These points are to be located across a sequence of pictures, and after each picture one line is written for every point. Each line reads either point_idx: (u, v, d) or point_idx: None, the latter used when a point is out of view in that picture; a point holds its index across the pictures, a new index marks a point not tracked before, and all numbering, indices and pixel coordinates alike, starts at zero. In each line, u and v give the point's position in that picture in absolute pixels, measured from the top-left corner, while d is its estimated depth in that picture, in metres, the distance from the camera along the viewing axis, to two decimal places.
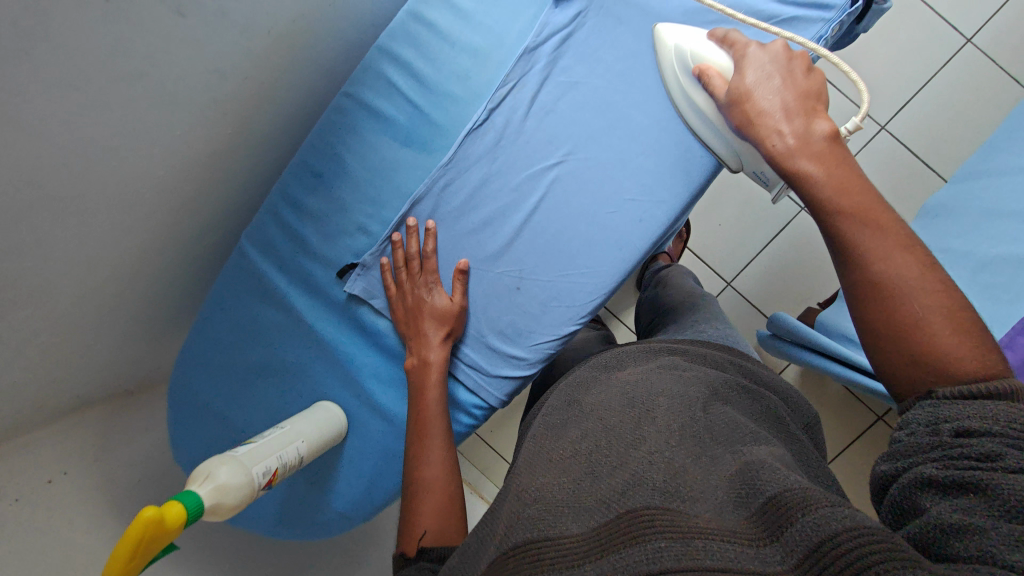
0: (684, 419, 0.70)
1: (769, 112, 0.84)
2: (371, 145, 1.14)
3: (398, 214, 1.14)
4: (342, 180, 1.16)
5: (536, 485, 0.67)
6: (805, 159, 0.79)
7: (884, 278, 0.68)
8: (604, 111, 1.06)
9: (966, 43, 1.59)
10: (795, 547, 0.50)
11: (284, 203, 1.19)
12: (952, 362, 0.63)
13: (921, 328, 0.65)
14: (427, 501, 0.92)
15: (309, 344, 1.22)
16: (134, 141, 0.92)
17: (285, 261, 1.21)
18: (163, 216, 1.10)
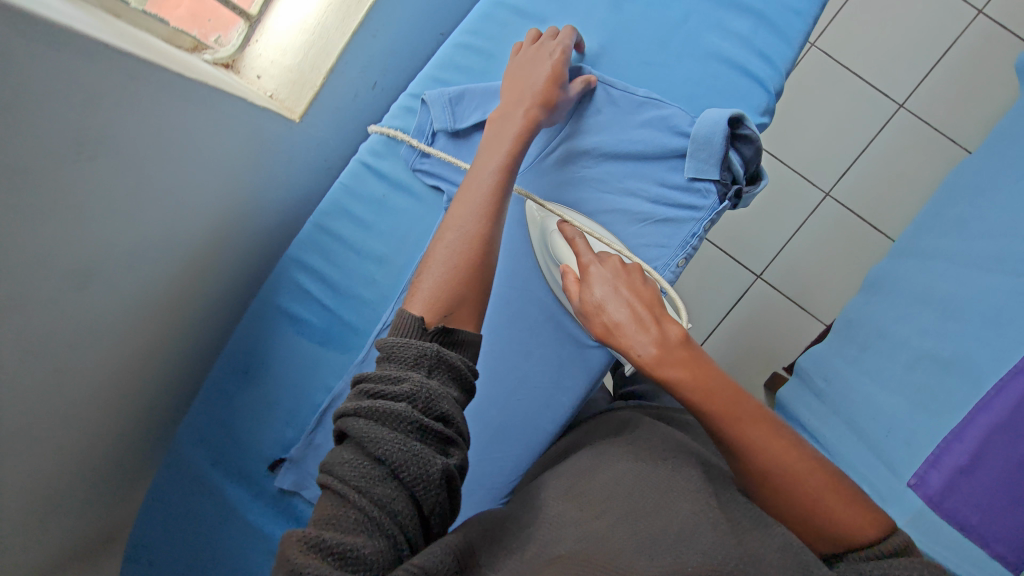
0: (714, 480, 0.54)
1: (619, 322, 0.58)
2: (279, 343, 0.78)
3: (320, 406, 0.76)
4: (268, 370, 0.78)
5: (565, 512, 0.53)
6: (674, 363, 0.55)
7: (758, 464, 0.52)
8: (515, 287, 0.75)
9: (899, 108, 1.45)
10: None
11: (211, 396, 0.78)
12: (851, 528, 0.49)
13: (814, 504, 0.51)
14: (440, 270, 0.58)
15: (256, 552, 0.76)
16: (75, 352, 0.58)
17: (223, 454, 0.78)
18: (86, 443, 0.67)
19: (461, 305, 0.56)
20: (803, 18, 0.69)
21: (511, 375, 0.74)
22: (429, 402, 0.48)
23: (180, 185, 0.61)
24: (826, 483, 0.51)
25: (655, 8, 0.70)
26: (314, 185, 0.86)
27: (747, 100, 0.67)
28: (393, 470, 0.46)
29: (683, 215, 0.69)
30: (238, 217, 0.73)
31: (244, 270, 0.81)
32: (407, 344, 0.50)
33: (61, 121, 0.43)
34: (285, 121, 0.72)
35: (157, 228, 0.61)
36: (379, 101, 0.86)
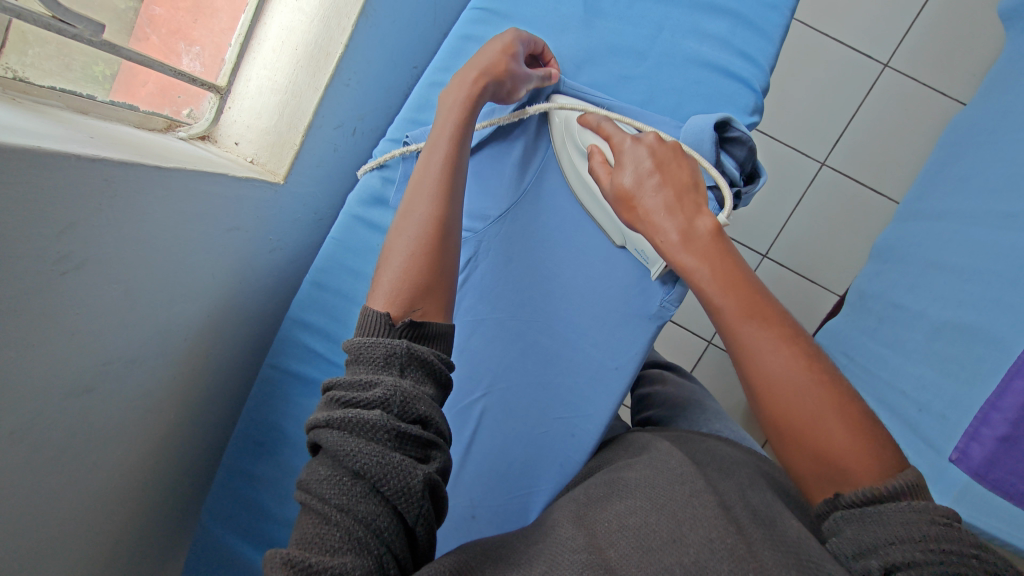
0: (737, 503, 0.50)
1: (648, 206, 0.58)
2: (294, 407, 0.77)
3: None
4: (285, 436, 0.77)
5: (572, 535, 0.50)
6: (694, 249, 0.56)
7: (764, 369, 0.49)
8: (524, 319, 0.73)
9: (884, 68, 1.42)
10: None
11: (230, 469, 0.77)
12: (848, 456, 0.45)
13: (808, 426, 0.47)
14: (402, 256, 0.57)
15: None
16: (83, 450, 0.58)
17: (249, 524, 0.77)
18: (114, 533, 0.67)
19: (430, 289, 0.56)
20: (779, 10, 0.67)
21: (532, 412, 0.72)
22: (403, 405, 0.46)
23: (168, 271, 0.60)
24: (835, 404, 0.47)
25: (628, 22, 0.69)
26: (308, 238, 0.85)
27: (734, 102, 0.66)
28: (372, 484, 0.44)
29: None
30: (235, 287, 0.73)
31: (248, 336, 0.80)
32: (380, 340, 0.50)
33: (36, 243, 0.42)
34: (270, 186, 0.71)
35: (152, 313, 0.60)
36: (361, 145, 0.85)
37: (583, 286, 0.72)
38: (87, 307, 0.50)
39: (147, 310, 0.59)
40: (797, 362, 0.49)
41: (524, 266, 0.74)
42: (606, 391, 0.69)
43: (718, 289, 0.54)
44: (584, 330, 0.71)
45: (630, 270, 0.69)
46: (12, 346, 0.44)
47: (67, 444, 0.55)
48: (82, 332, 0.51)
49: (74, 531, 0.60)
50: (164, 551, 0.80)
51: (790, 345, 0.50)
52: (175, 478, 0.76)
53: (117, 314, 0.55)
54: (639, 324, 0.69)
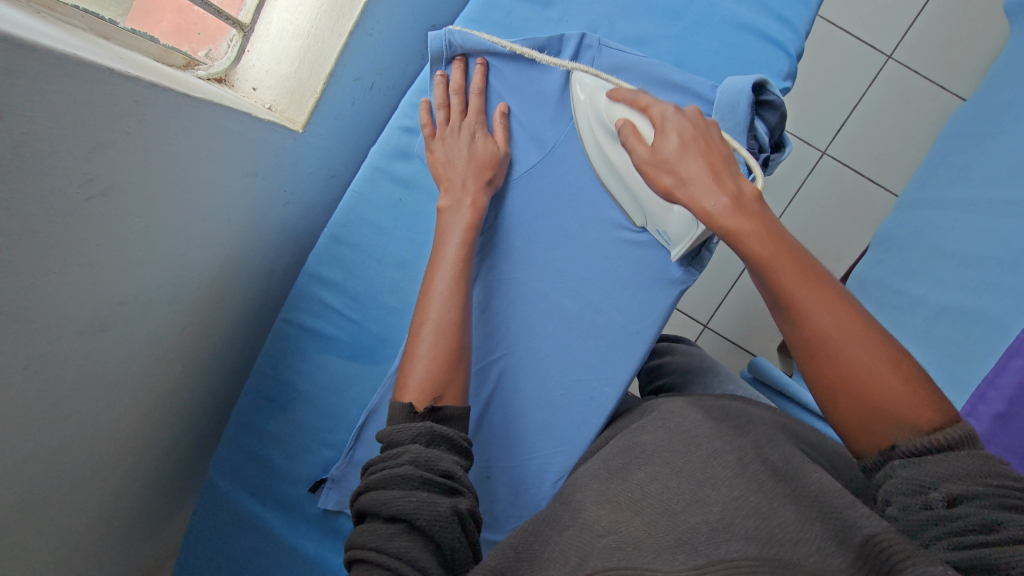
0: (756, 459, 0.46)
1: (695, 172, 0.56)
2: (308, 364, 0.78)
3: (356, 422, 0.76)
4: (298, 396, 0.78)
5: (599, 516, 0.43)
6: (744, 214, 0.54)
7: (815, 329, 0.50)
8: (548, 279, 0.73)
9: (889, 60, 1.43)
10: (951, 538, 0.39)
11: (240, 428, 0.78)
12: (904, 408, 0.46)
13: (862, 383, 0.48)
14: (428, 347, 0.59)
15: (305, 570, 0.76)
16: (96, 393, 0.56)
17: (259, 483, 0.78)
18: (118, 484, 0.65)
19: (450, 376, 0.58)
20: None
21: (552, 374, 0.72)
22: (426, 457, 0.49)
23: (184, 214, 0.57)
24: (890, 357, 0.48)
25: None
26: (321, 196, 0.83)
27: (769, 66, 0.68)
28: (408, 525, 0.45)
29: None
30: (247, 241, 0.71)
31: (258, 294, 0.79)
32: (402, 430, 0.52)
33: (63, 163, 0.40)
34: (288, 134, 0.69)
35: (170, 259, 0.58)
36: (379, 102, 0.83)
37: (606, 247, 0.72)
38: (113, 238, 0.49)
39: (165, 251, 0.57)
40: (850, 316, 0.50)
41: (549, 226, 0.73)
42: (627, 354, 0.70)
43: (772, 251, 0.53)
44: (607, 293, 0.71)
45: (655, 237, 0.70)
46: (34, 272, 0.42)
47: (84, 385, 0.54)
48: (107, 264, 0.50)
49: (83, 480, 0.59)
50: (166, 507, 0.80)
51: (835, 306, 0.50)
52: (181, 434, 0.75)
53: (135, 253, 0.53)
54: (661, 289, 0.70)
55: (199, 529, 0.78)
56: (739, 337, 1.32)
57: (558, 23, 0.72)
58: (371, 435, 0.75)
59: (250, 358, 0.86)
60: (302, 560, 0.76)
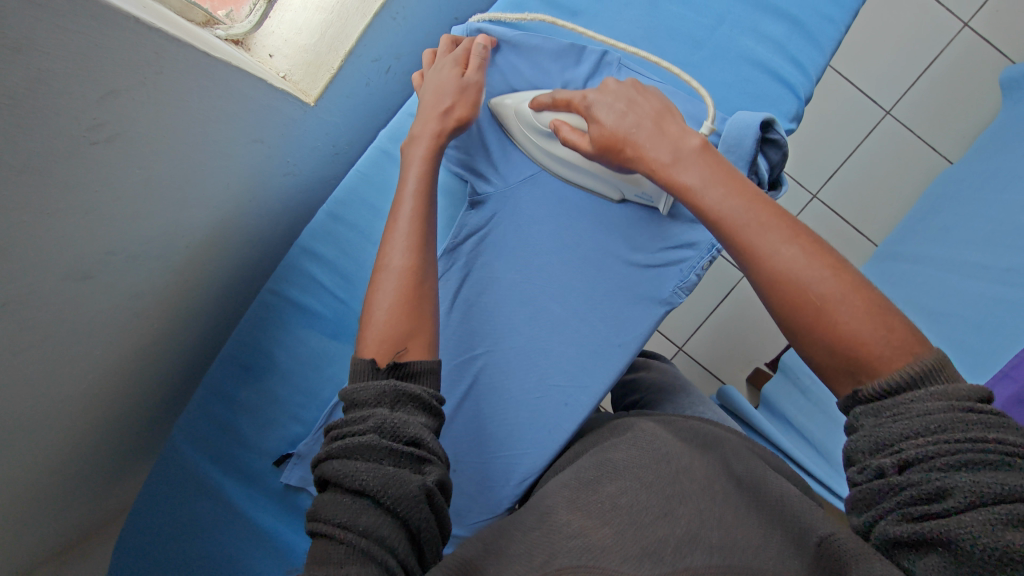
0: (722, 479, 0.48)
1: (640, 140, 0.59)
2: (289, 339, 0.78)
3: (330, 401, 0.77)
4: (274, 368, 0.78)
5: (567, 520, 0.44)
6: (689, 169, 0.56)
7: (772, 268, 0.49)
8: (538, 283, 0.74)
9: (887, 116, 1.47)
10: (903, 506, 0.38)
11: (211, 394, 0.77)
12: (866, 339, 0.44)
13: (821, 318, 0.46)
14: (388, 293, 0.58)
15: (259, 542, 0.75)
16: (72, 339, 0.55)
17: (222, 450, 0.77)
18: (79, 434, 0.64)
19: (414, 326, 0.57)
20: (834, 25, 0.72)
21: (529, 376, 0.73)
22: (395, 425, 0.48)
23: (185, 171, 0.57)
24: (843, 285, 0.46)
25: (692, 7, 0.72)
26: (323, 172, 0.82)
27: (778, 106, 0.70)
28: (372, 498, 0.44)
29: (698, 235, 0.71)
30: (243, 207, 0.70)
31: (246, 262, 0.78)
32: (363, 388, 0.51)
33: (73, 105, 0.40)
34: (300, 105, 0.68)
35: (164, 213, 0.58)
36: (394, 87, 0.83)
37: (598, 260, 0.74)
38: (115, 185, 0.49)
39: (162, 206, 0.57)
40: (796, 255, 0.48)
41: (545, 233, 0.75)
42: (606, 366, 0.72)
43: (731, 208, 0.53)
44: (593, 303, 0.73)
45: (646, 256, 0.73)
46: (28, 210, 0.41)
47: (62, 329, 0.53)
48: (105, 210, 0.50)
49: (45, 425, 0.58)
50: (123, 464, 0.79)
51: (790, 242, 0.49)
52: (149, 393, 0.74)
53: (131, 203, 0.52)
54: (647, 305, 0.72)
55: (154, 490, 0.76)
56: (711, 364, 1.34)
57: (582, 34, 0.74)
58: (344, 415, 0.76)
59: (229, 325, 0.85)
60: (257, 533, 0.75)
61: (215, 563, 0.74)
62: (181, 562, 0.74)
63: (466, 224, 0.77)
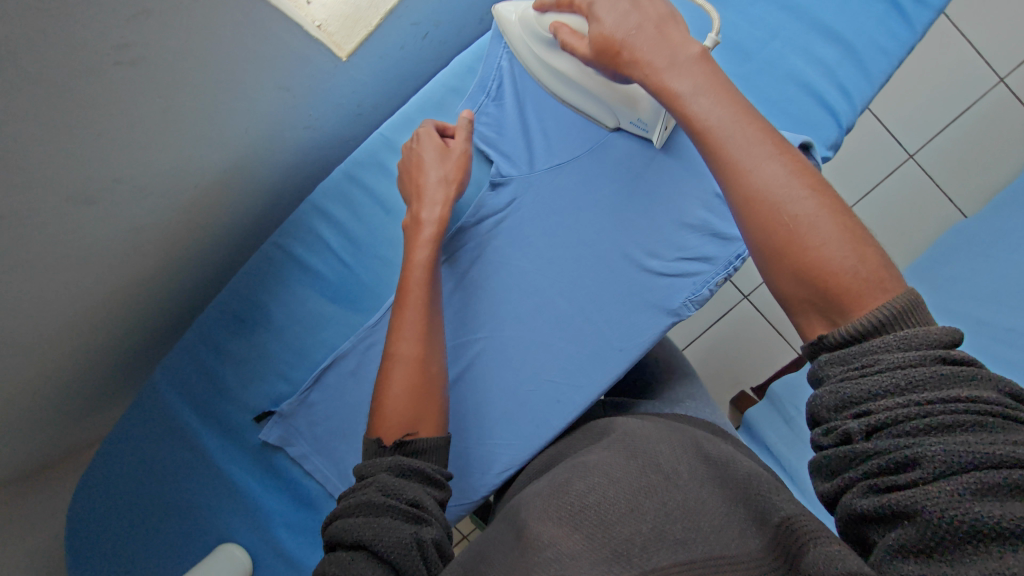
0: (691, 461, 0.44)
1: (639, 42, 0.50)
2: (287, 296, 0.77)
3: (320, 364, 0.76)
4: (267, 324, 0.76)
5: (539, 528, 0.38)
6: (683, 76, 0.49)
7: (749, 185, 0.44)
8: (550, 277, 0.74)
9: (907, 159, 1.34)
10: (869, 477, 0.33)
11: (201, 341, 0.76)
12: (838, 266, 0.39)
13: (793, 241, 0.41)
14: (399, 382, 0.58)
15: (228, 496, 0.74)
16: (61, 263, 0.53)
17: (204, 399, 0.76)
18: (59, 361, 0.63)
19: (421, 409, 0.57)
20: (888, 58, 0.72)
21: (525, 366, 0.72)
22: (395, 485, 0.47)
23: (201, 105, 0.54)
24: (821, 208, 0.42)
25: (749, 20, 0.73)
26: (344, 131, 0.80)
27: (818, 131, 0.71)
28: (369, 553, 0.42)
29: (718, 250, 0.70)
30: (259, 155, 0.68)
31: (253, 211, 0.76)
32: (367, 466, 0.50)
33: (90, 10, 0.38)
34: (330, 59, 0.65)
35: (174, 145, 0.55)
36: (428, 54, 0.80)
37: (611, 259, 0.73)
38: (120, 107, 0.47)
39: (167, 139, 0.54)
40: (775, 171, 0.43)
41: (563, 228, 0.74)
42: (604, 368, 0.71)
43: (718, 117, 0.46)
44: (601, 303, 0.72)
45: (660, 264, 0.71)
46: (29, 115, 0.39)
47: (50, 249, 0.51)
48: (107, 130, 0.48)
49: (23, 346, 0.56)
50: (100, 398, 0.77)
51: (772, 157, 0.44)
52: (136, 330, 0.73)
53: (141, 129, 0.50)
54: (654, 313, 0.71)
55: (129, 430, 0.75)
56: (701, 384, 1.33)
57: None
58: (332, 379, 0.75)
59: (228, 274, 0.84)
60: (227, 486, 0.74)
61: (181, 509, 0.72)
62: (149, 504, 0.72)
63: (486, 205, 0.76)
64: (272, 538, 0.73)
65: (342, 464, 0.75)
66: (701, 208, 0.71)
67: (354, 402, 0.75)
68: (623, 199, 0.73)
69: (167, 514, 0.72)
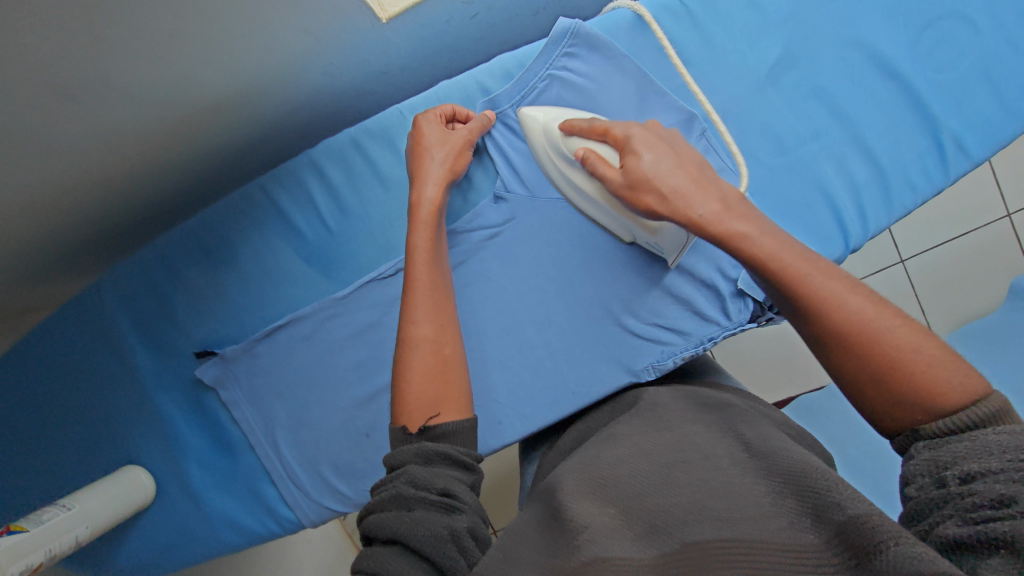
0: (731, 439, 0.43)
1: (681, 184, 0.51)
2: (262, 243, 0.74)
3: (276, 321, 0.73)
4: (234, 263, 0.74)
5: (580, 507, 0.37)
6: (741, 219, 0.49)
7: (837, 324, 0.43)
8: (536, 314, 0.76)
9: (897, 262, 1.23)
10: (958, 514, 0.33)
11: (159, 260, 0.73)
12: (937, 380, 0.40)
13: (894, 368, 0.41)
14: (416, 365, 0.53)
15: (149, 419, 0.73)
16: (32, 146, 0.51)
17: (148, 318, 0.73)
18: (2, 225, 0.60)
19: (444, 391, 0.52)
20: (914, 195, 0.77)
21: (480, 380, 0.75)
22: (425, 476, 0.42)
23: (221, 42, 0.53)
24: (914, 338, 0.42)
25: (797, 114, 0.79)
26: (363, 83, 0.77)
27: (825, 245, 0.77)
28: (403, 548, 0.38)
29: (694, 328, 0.73)
30: (266, 87, 0.65)
31: (248, 137, 0.74)
32: (389, 456, 0.46)
33: None
34: (370, 18, 0.62)
35: (181, 70, 0.54)
36: (471, 31, 0.78)
37: (593, 305, 0.75)
38: (108, 56, 0.46)
39: (160, 83, 0.54)
40: (862, 304, 0.44)
41: (552, 267, 0.76)
42: (552, 404, 0.73)
43: (756, 232, 0.48)
44: (570, 344, 0.75)
45: (637, 323, 0.74)
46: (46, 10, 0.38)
47: (22, 132, 0.49)
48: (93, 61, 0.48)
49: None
50: (36, 268, 0.75)
51: (853, 291, 0.44)
52: (88, 218, 0.70)
53: (153, 50, 0.49)
54: (617, 369, 0.73)
55: (61, 322, 0.73)
56: None
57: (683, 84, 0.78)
58: (284, 338, 0.73)
59: (207, 189, 0.82)
60: (149, 408, 0.73)
61: (99, 418, 0.73)
62: (69, 404, 0.72)
63: (484, 218, 0.76)
64: (181, 472, 0.73)
65: (272, 427, 0.74)
66: (699, 285, 0.74)
67: (304, 371, 0.74)
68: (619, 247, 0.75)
69: (84, 419, 0.73)
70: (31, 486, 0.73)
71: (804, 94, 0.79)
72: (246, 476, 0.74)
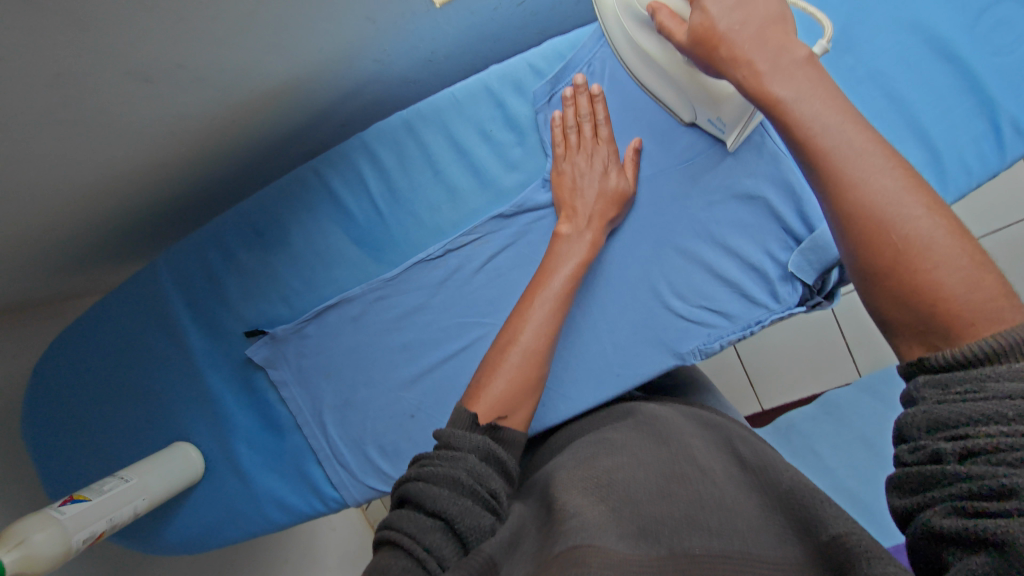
0: (727, 458, 0.43)
1: (741, 40, 0.47)
2: (311, 225, 0.76)
3: (324, 302, 0.75)
4: (285, 246, 0.76)
5: (571, 502, 0.36)
6: (787, 81, 0.45)
7: (856, 205, 0.41)
8: (582, 297, 0.73)
9: None
10: (946, 503, 0.31)
11: (214, 246, 0.75)
12: (946, 280, 0.37)
13: (905, 259, 0.39)
14: (506, 369, 0.55)
15: (202, 397, 0.76)
16: (108, 122, 0.53)
17: (201, 300, 0.76)
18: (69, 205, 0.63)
19: (518, 397, 0.55)
20: (969, 177, 0.72)
21: None
22: (483, 472, 0.43)
23: (289, 23, 0.53)
24: (938, 228, 0.39)
25: (860, 105, 0.74)
26: (410, 72, 0.77)
27: None
28: (446, 526, 0.39)
29: (741, 310, 0.72)
30: (321, 76, 0.66)
31: (298, 124, 0.75)
32: (453, 434, 0.46)
33: None
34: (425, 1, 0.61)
35: (249, 49, 0.54)
36: (515, 19, 0.76)
37: (639, 290, 0.73)
38: (183, 33, 0.47)
39: (229, 62, 0.55)
40: (890, 185, 0.41)
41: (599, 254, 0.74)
42: (597, 389, 0.72)
43: (825, 123, 0.43)
44: (615, 328, 0.73)
45: (683, 306, 0.72)
46: None
47: (102, 108, 0.51)
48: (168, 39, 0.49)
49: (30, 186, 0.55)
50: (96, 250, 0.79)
51: (886, 171, 0.41)
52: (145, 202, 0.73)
53: (225, 28, 0.49)
54: (663, 353, 0.73)
55: (123, 306, 0.77)
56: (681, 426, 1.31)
57: None
58: (332, 318, 0.75)
59: (254, 176, 0.84)
60: (201, 386, 0.76)
61: (154, 395, 0.77)
62: (129, 383, 0.77)
63: (533, 199, 0.74)
64: (231, 451, 0.77)
65: (317, 401, 0.76)
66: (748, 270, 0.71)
67: (348, 345, 0.76)
68: (667, 233, 0.73)
69: (142, 397, 0.77)
70: (95, 459, 0.77)
71: (868, 83, 0.73)
72: (293, 455, 0.78)
